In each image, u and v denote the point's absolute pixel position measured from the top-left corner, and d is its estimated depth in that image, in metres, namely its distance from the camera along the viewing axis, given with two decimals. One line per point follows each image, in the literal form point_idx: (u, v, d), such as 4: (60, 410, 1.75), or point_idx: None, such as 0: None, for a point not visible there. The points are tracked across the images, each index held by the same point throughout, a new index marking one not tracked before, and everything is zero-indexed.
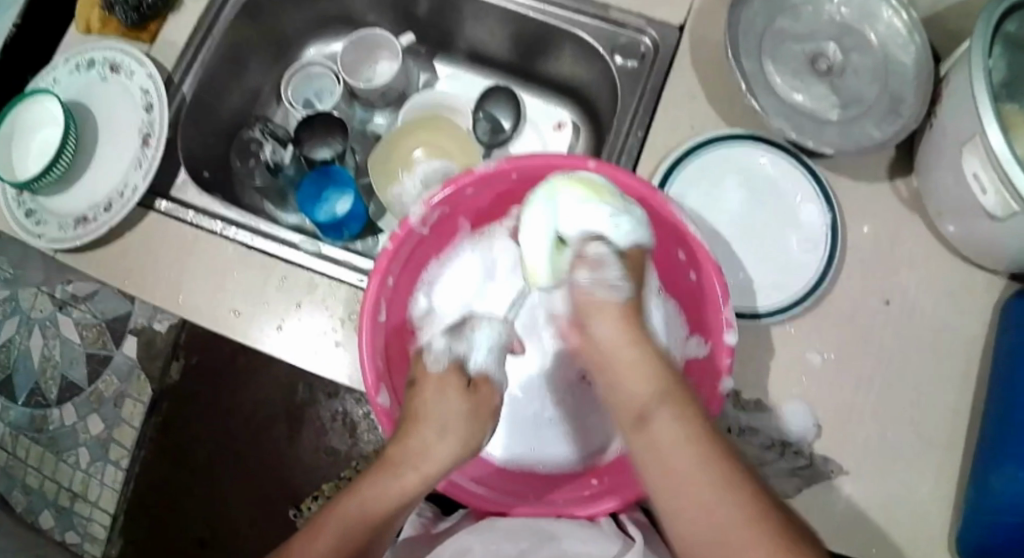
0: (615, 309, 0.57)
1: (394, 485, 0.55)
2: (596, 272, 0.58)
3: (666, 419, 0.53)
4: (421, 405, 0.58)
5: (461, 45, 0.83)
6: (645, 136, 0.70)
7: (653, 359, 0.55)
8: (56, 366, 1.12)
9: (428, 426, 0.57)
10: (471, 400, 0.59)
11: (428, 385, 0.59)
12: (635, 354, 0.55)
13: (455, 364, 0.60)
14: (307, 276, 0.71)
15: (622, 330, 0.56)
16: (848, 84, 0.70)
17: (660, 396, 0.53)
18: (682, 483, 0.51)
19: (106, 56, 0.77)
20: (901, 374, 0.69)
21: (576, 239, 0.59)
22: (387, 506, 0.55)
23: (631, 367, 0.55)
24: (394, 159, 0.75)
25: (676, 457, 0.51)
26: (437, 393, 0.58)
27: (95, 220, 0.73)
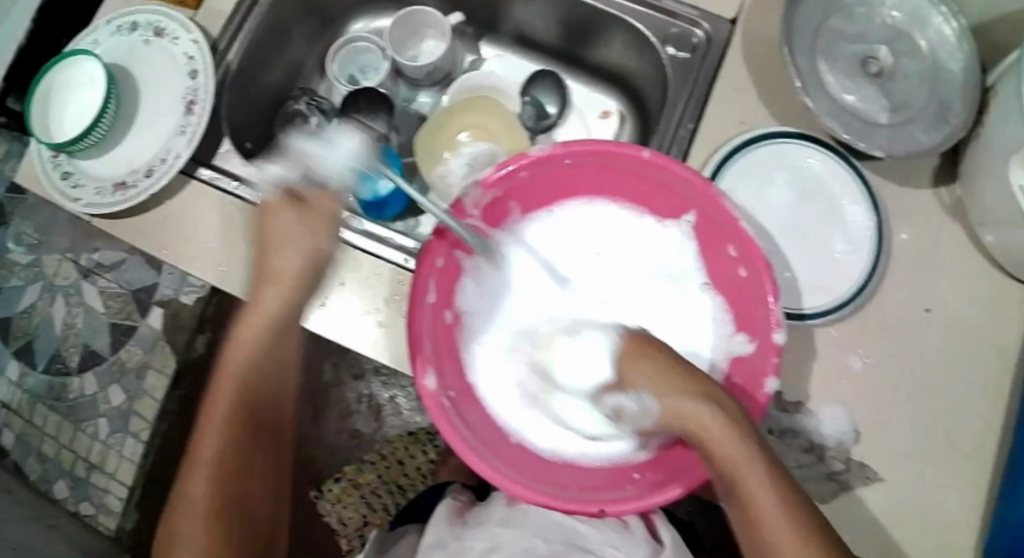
0: (659, 403, 0.54)
1: (261, 312, 0.64)
2: (623, 417, 0.59)
3: (744, 484, 0.52)
4: (272, 233, 0.64)
5: (507, 28, 0.82)
6: (695, 128, 0.70)
7: (706, 415, 0.52)
8: (78, 334, 1.12)
9: (282, 248, 0.63)
10: (308, 212, 0.65)
11: (283, 212, 0.64)
12: (739, 446, 0.51)
13: (280, 192, 0.65)
14: (352, 254, 0.70)
15: (665, 386, 0.54)
16: (898, 87, 0.70)
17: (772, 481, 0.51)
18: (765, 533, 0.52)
19: (151, 20, 0.77)
20: (937, 379, 0.69)
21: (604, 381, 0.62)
22: (234, 388, 0.64)
23: (690, 425, 0.53)
24: (441, 140, 0.75)
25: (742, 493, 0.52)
26: (304, 226, 0.64)
27: (134, 186, 0.72)
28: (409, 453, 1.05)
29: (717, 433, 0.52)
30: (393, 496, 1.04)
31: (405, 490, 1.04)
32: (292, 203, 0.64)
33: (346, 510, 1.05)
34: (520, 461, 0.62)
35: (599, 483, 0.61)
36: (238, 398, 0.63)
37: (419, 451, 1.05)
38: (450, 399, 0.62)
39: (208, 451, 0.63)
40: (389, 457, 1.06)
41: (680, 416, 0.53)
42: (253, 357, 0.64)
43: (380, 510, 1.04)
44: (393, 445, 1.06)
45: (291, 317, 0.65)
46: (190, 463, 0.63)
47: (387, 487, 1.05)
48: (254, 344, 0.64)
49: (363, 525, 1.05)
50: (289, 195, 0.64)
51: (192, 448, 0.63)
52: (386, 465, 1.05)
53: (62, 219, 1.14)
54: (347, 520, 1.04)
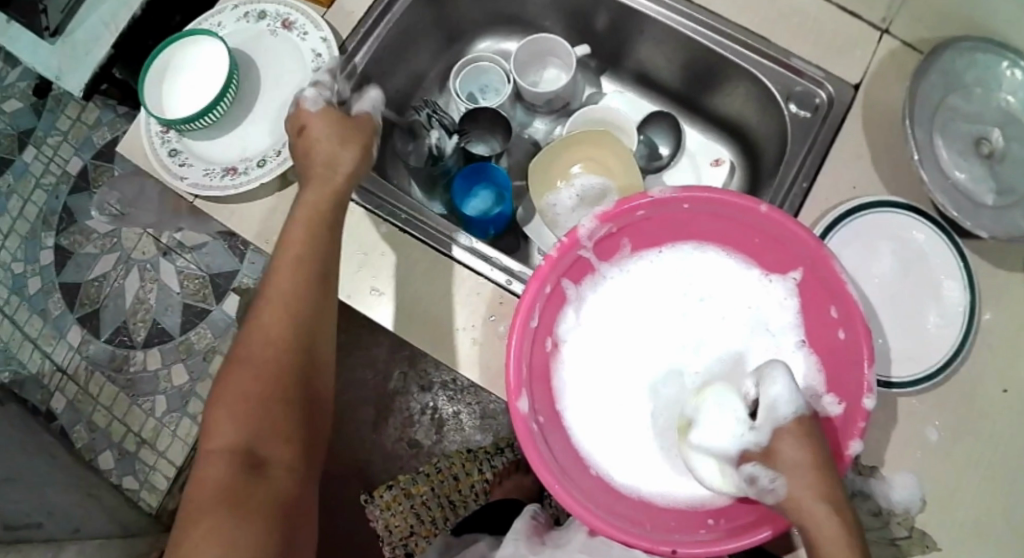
0: (794, 492, 0.54)
1: (315, 205, 0.65)
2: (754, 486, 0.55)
3: None
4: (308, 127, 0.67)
5: (628, 66, 0.84)
6: (809, 187, 0.70)
7: (830, 516, 0.53)
8: (149, 310, 1.13)
9: (320, 148, 0.66)
10: (349, 127, 0.68)
11: (316, 120, 0.67)
12: (833, 514, 0.53)
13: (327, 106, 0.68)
14: (454, 267, 0.71)
15: (812, 483, 0.54)
16: (1008, 173, 0.71)
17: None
18: None
19: (281, 11, 0.78)
20: (1011, 461, 0.70)
21: (747, 444, 0.56)
22: (296, 273, 0.61)
23: (817, 524, 0.53)
24: (553, 169, 0.75)
25: None
26: (334, 126, 0.67)
27: (246, 173, 0.74)
28: (465, 470, 1.05)
29: (808, 502, 0.53)
30: (444, 510, 1.04)
31: (456, 507, 1.03)
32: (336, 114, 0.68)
33: (397, 519, 1.05)
34: (597, 493, 0.63)
35: (675, 523, 0.63)
36: (282, 304, 0.61)
37: (475, 469, 1.05)
38: (537, 425, 0.64)
39: (255, 358, 0.59)
40: (444, 470, 1.07)
41: (811, 512, 0.53)
42: (304, 264, 0.62)
43: (430, 523, 1.03)
44: (449, 460, 1.08)
45: (337, 209, 0.65)
46: (231, 374, 0.59)
47: (439, 500, 1.05)
48: (309, 237, 0.63)
49: (409, 536, 1.04)
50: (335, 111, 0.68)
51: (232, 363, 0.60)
52: (439, 479, 1.06)
53: (150, 192, 1.16)
54: (396, 529, 1.04)
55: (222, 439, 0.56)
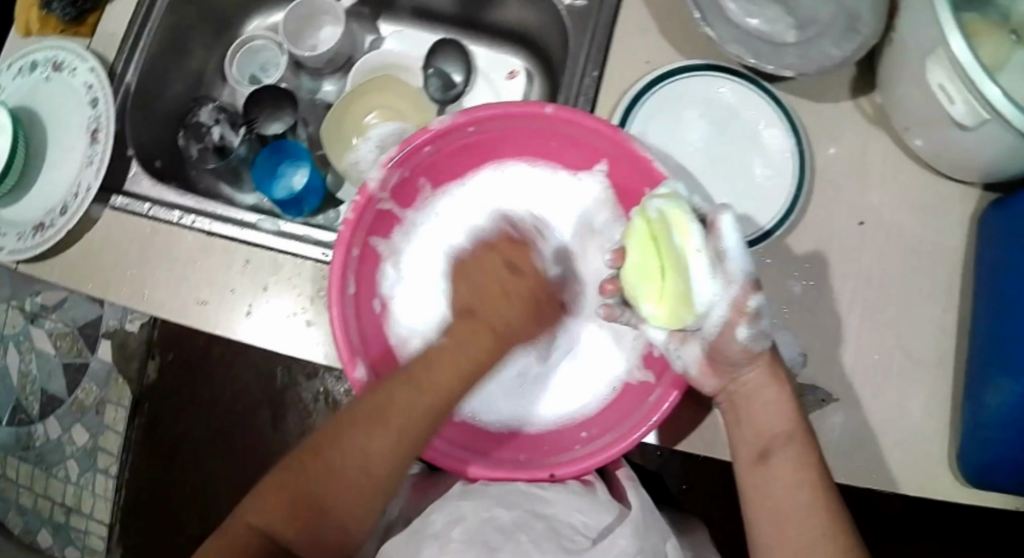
0: (758, 371, 0.57)
1: (464, 356, 0.57)
2: (756, 325, 0.55)
3: (792, 457, 0.55)
4: (485, 249, 0.59)
5: (404, 3, 0.84)
6: (600, 75, 0.70)
7: (775, 401, 0.57)
8: (34, 381, 1.15)
9: (489, 314, 0.57)
10: (521, 287, 0.58)
11: (523, 277, 0.58)
12: (775, 394, 0.57)
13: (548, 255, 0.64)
14: (271, 255, 0.70)
15: (769, 386, 0.57)
16: (804, 5, 0.68)
17: (786, 437, 0.56)
18: (799, 525, 0.54)
19: (48, 55, 0.74)
20: (883, 295, 0.68)
21: (740, 283, 0.54)
22: None
23: (756, 405, 0.57)
24: (347, 125, 0.78)
25: (785, 482, 0.55)
26: (526, 288, 0.58)
27: (52, 227, 0.69)
28: None
29: (750, 376, 0.57)
30: None
31: None
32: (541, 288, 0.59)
33: None
34: (472, 441, 0.64)
35: (552, 447, 0.63)
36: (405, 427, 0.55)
37: None
38: None
39: (361, 457, 0.56)
40: None
41: (745, 397, 0.58)
42: (453, 375, 0.57)
43: None
44: None
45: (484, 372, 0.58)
46: (331, 443, 0.56)
47: None
48: (453, 378, 0.56)
49: None
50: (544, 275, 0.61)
51: (337, 435, 0.56)
52: None
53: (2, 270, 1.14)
54: None
55: (266, 522, 0.56)
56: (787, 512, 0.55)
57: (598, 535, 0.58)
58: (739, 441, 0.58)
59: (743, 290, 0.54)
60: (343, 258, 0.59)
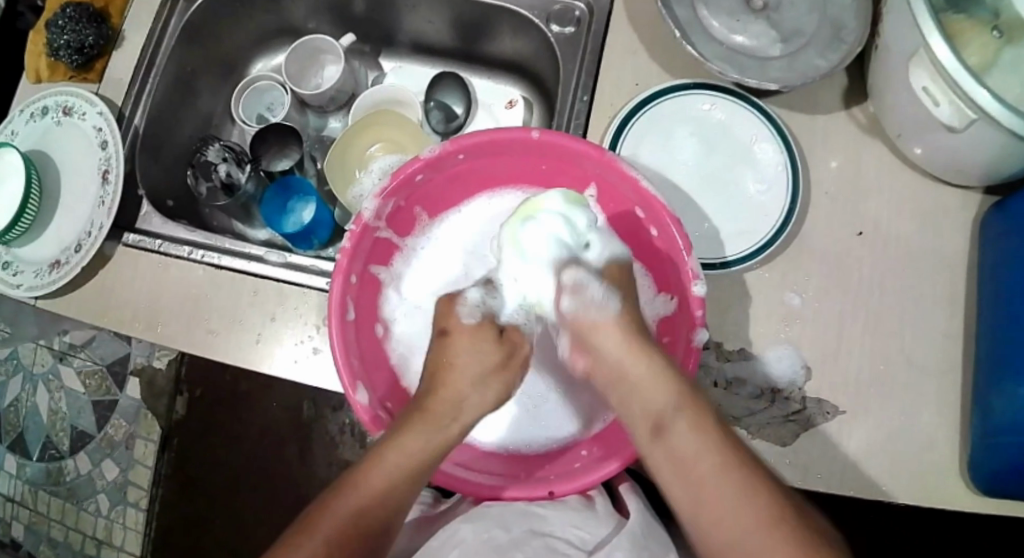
0: (614, 326, 0.59)
1: (428, 437, 0.58)
2: (580, 296, 0.60)
3: (681, 428, 0.54)
4: (453, 351, 0.61)
5: (403, 38, 0.87)
6: (590, 99, 0.71)
7: (654, 365, 0.56)
8: (64, 418, 1.18)
9: (460, 377, 0.60)
10: (508, 349, 0.63)
11: (456, 339, 0.62)
12: (646, 369, 0.56)
13: (487, 316, 0.64)
14: (276, 286, 0.72)
15: (626, 349, 0.58)
16: (787, 17, 0.69)
17: (675, 408, 0.55)
18: (710, 495, 0.51)
19: (59, 101, 0.78)
20: (884, 302, 0.67)
21: (556, 258, 0.61)
22: (418, 456, 0.57)
23: (635, 372, 0.57)
24: (350, 158, 0.80)
25: (687, 451, 0.53)
26: (468, 343, 0.62)
27: (67, 263, 0.73)
28: None
29: (612, 353, 0.58)
30: None
31: None
32: (494, 332, 0.63)
33: None
34: (476, 463, 0.65)
35: (554, 465, 0.64)
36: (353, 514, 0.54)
37: None
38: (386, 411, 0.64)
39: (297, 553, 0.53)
40: None
41: (627, 364, 0.57)
42: (407, 457, 0.57)
43: None
44: None
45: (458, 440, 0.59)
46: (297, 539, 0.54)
47: None
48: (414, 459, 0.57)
49: None
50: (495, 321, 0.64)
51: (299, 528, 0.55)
52: None
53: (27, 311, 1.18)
54: None
55: None
56: (694, 476, 0.52)
57: (594, 547, 0.62)
58: (634, 421, 0.56)
59: (560, 265, 0.61)
60: (341, 287, 0.60)
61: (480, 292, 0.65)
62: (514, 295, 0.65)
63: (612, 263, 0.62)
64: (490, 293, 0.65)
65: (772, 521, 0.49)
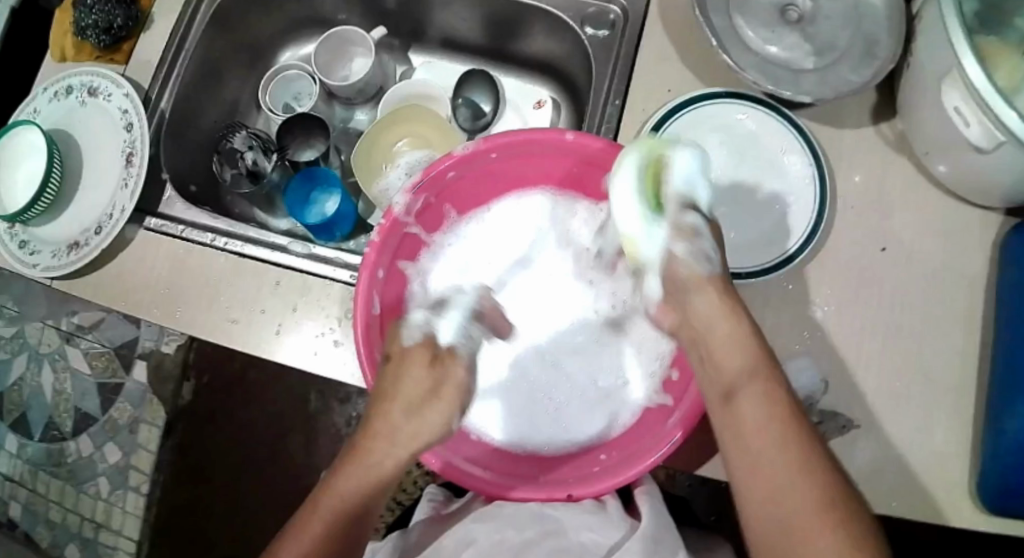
0: (710, 282, 0.58)
1: (366, 468, 0.59)
2: (694, 242, 0.58)
3: (747, 399, 0.55)
4: (394, 378, 0.59)
5: (432, 34, 0.87)
6: (622, 103, 0.72)
7: (734, 328, 0.56)
8: (68, 399, 1.18)
9: (397, 404, 0.59)
10: (438, 374, 0.60)
11: (403, 364, 0.60)
12: (732, 328, 0.56)
13: (429, 337, 0.61)
14: (299, 277, 0.71)
15: (719, 306, 0.57)
16: (821, 30, 0.69)
17: (748, 376, 0.55)
18: (762, 470, 0.53)
19: (84, 80, 0.77)
20: (906, 319, 0.67)
21: (679, 198, 0.58)
22: (360, 488, 0.58)
23: (716, 331, 0.57)
24: (377, 151, 0.80)
25: (752, 420, 0.54)
26: (413, 370, 0.59)
27: (87, 244, 0.72)
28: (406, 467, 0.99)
29: (701, 304, 0.58)
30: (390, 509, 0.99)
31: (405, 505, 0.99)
32: (429, 354, 0.60)
33: None
34: (496, 461, 0.65)
35: (571, 468, 0.64)
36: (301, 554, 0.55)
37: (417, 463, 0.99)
38: None
39: None
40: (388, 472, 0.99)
41: (709, 323, 0.58)
42: (348, 493, 0.58)
43: None
44: None
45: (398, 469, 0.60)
46: None
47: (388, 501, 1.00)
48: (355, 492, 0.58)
49: None
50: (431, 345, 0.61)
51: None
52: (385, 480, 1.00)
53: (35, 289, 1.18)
54: None
55: None
56: (754, 450, 0.54)
57: (608, 551, 0.62)
58: (707, 383, 0.58)
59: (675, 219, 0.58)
60: (369, 280, 0.60)
61: (422, 314, 0.63)
62: (453, 321, 0.63)
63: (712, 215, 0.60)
64: (435, 315, 0.63)
65: (823, 503, 0.50)
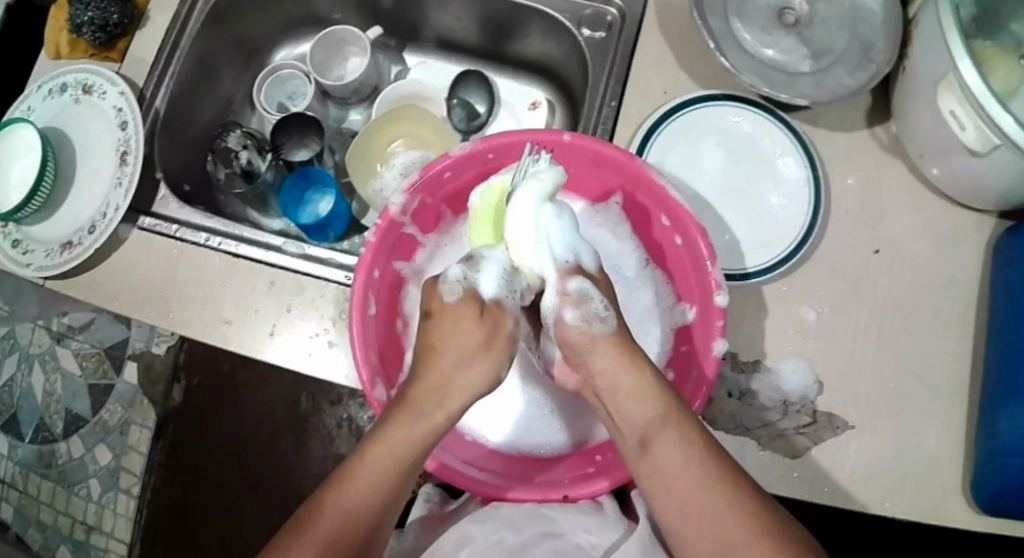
0: (609, 340, 0.57)
1: (415, 431, 0.56)
2: (582, 307, 0.58)
3: (663, 445, 0.54)
4: (437, 333, 0.58)
5: (428, 34, 0.87)
6: (619, 105, 0.72)
7: (644, 380, 0.56)
8: (59, 400, 1.17)
9: (446, 358, 0.58)
10: (490, 327, 0.58)
11: (440, 322, 0.59)
12: (630, 381, 0.56)
13: (470, 293, 0.59)
14: (294, 277, 0.71)
15: (627, 364, 0.56)
16: (817, 33, 0.70)
17: (659, 420, 0.54)
18: (692, 509, 0.52)
19: (79, 79, 0.77)
20: (900, 321, 0.68)
21: (562, 260, 0.59)
22: (404, 455, 0.55)
23: (624, 383, 0.56)
24: (371, 152, 0.80)
25: (670, 464, 0.53)
26: (451, 325, 0.58)
27: (81, 244, 0.72)
28: None
29: (603, 361, 0.57)
30: None
31: None
32: (473, 306, 0.59)
33: None
34: (491, 463, 0.65)
35: (565, 469, 0.64)
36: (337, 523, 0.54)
37: None
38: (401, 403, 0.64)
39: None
40: None
41: (613, 375, 0.57)
42: (394, 455, 0.55)
43: None
44: None
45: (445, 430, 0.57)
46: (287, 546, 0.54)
47: None
48: (400, 455, 0.55)
49: None
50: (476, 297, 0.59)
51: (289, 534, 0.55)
52: None
53: (27, 289, 1.17)
54: None
55: None
56: (683, 491, 0.53)
57: (605, 552, 0.61)
58: (623, 436, 0.56)
59: (563, 272, 0.59)
60: (364, 280, 0.60)
61: (461, 267, 0.60)
62: (494, 273, 0.60)
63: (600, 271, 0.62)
64: (473, 266, 0.60)
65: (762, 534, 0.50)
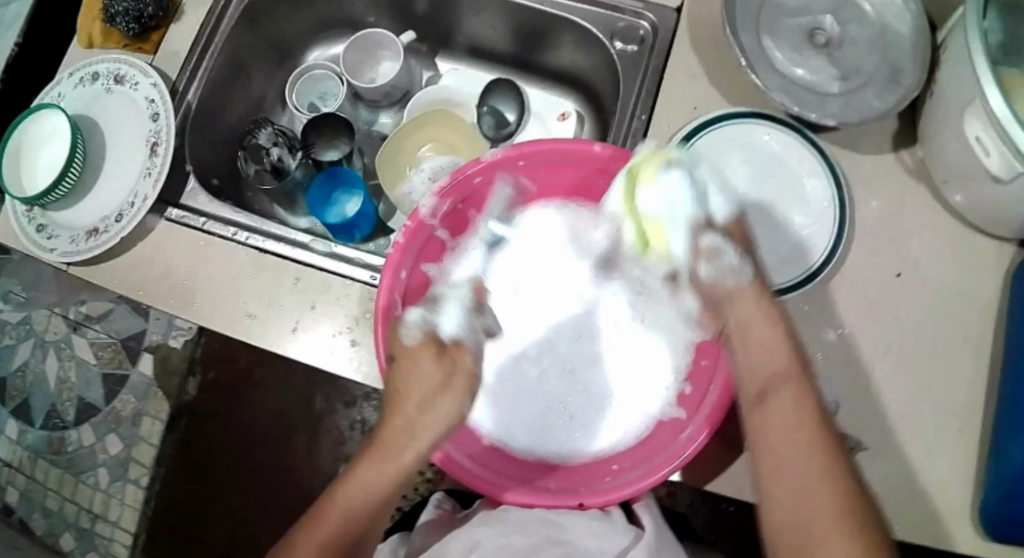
0: (748, 291, 0.57)
1: (390, 467, 0.56)
2: (717, 263, 0.58)
3: (778, 400, 0.54)
4: (399, 374, 0.57)
5: (460, 41, 0.88)
6: (649, 118, 0.73)
7: (769, 323, 0.56)
8: (72, 388, 1.19)
9: (411, 402, 0.57)
10: (449, 366, 0.58)
11: (402, 359, 0.58)
12: (767, 332, 0.56)
13: (431, 334, 0.58)
14: (321, 275, 0.72)
15: (759, 311, 0.57)
16: (847, 55, 0.70)
17: (784, 377, 0.55)
18: (789, 451, 0.52)
19: (111, 68, 0.78)
20: (919, 345, 0.68)
21: (692, 222, 0.58)
22: (379, 490, 0.56)
23: (755, 332, 0.57)
24: (402, 156, 0.81)
25: (781, 420, 0.53)
26: (421, 362, 0.57)
27: (106, 231, 0.72)
28: None
29: (735, 311, 0.58)
30: None
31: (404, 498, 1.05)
32: (433, 349, 0.58)
33: None
34: (504, 465, 0.65)
35: (585, 476, 0.64)
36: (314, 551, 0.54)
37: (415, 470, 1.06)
38: None
39: None
40: None
41: (742, 325, 0.57)
42: (373, 488, 0.56)
43: None
44: None
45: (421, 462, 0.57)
46: None
47: None
48: (376, 486, 0.56)
49: None
50: (436, 341, 0.58)
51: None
52: None
53: (46, 274, 1.20)
54: None
55: None
56: (784, 445, 0.53)
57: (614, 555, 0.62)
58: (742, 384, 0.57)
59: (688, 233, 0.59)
60: (390, 282, 0.61)
61: (420, 311, 0.59)
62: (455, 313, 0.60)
63: (736, 220, 0.59)
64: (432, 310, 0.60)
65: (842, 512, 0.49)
